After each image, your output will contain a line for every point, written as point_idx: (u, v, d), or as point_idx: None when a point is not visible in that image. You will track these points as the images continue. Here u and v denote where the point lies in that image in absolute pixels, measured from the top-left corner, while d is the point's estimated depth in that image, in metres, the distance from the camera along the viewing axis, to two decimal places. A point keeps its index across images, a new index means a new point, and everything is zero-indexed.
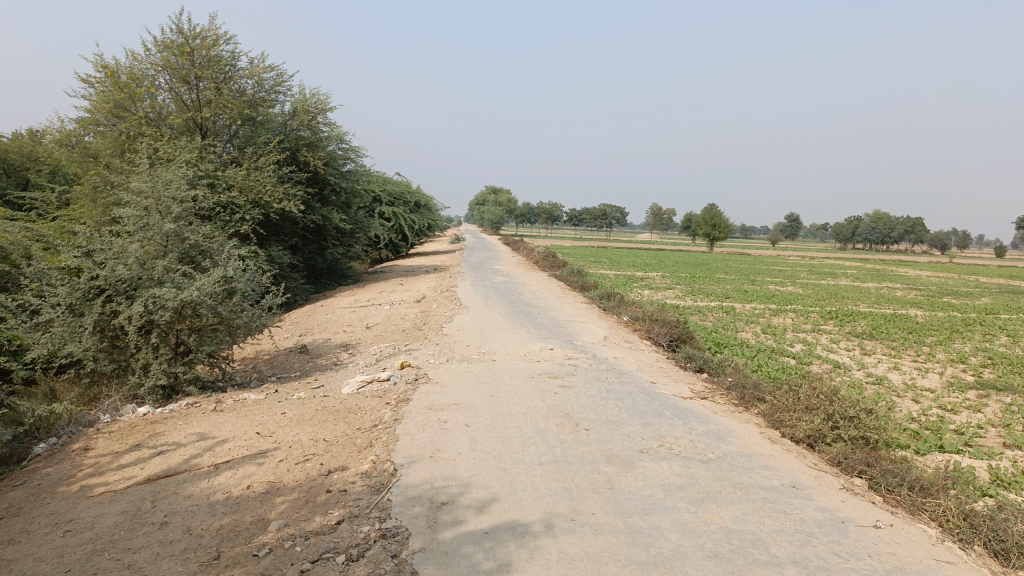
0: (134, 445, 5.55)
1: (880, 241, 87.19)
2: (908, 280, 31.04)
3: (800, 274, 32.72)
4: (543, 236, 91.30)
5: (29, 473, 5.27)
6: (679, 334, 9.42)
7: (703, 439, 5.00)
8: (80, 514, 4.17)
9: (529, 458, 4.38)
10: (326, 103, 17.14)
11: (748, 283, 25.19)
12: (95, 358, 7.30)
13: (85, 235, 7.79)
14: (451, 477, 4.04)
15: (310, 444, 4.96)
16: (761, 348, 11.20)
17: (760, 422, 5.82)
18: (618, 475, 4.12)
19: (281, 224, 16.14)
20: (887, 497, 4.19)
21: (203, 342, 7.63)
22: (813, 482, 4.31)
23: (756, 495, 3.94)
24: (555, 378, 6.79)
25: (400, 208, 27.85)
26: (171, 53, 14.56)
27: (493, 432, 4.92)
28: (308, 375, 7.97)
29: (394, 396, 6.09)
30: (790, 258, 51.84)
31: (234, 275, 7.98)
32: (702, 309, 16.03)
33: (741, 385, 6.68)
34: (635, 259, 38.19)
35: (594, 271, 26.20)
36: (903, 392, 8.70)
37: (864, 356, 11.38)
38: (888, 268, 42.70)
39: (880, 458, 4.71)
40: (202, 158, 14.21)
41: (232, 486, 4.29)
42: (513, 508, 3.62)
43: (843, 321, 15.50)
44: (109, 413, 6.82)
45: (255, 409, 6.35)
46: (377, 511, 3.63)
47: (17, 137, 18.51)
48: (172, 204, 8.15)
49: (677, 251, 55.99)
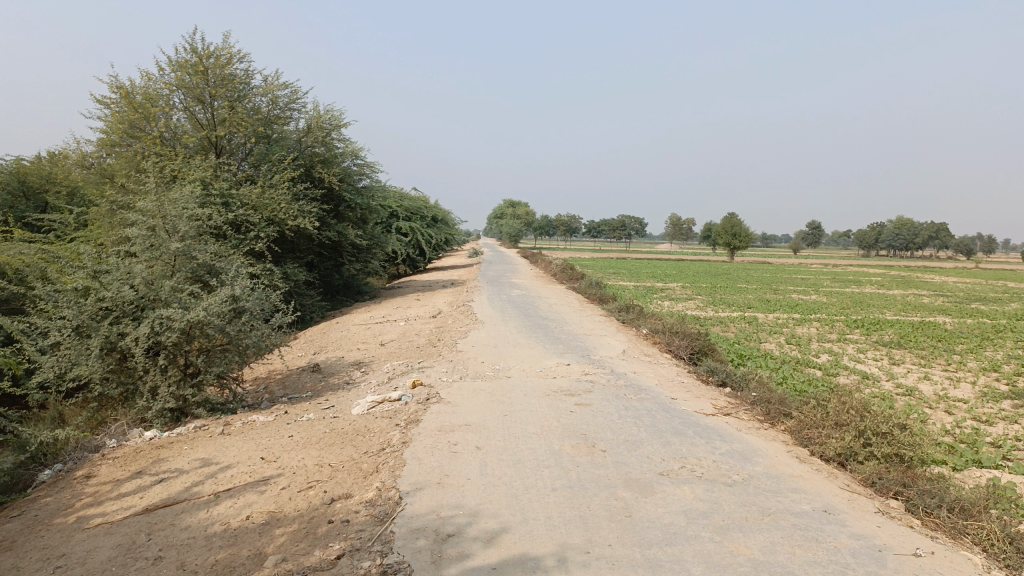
0: (136, 472, 5.37)
1: (904, 246, 86.05)
2: (935, 287, 30.61)
3: (825, 282, 32.19)
4: (562, 249, 91.08)
5: (29, 502, 5.10)
6: (700, 346, 9.15)
7: (726, 460, 4.74)
8: (73, 548, 3.99)
9: (542, 483, 4.15)
10: (340, 119, 17.07)
11: (770, 292, 24.74)
12: (103, 381, 7.14)
13: (92, 256, 7.68)
14: (458, 506, 3.81)
15: (315, 469, 4.75)
16: (785, 359, 10.89)
17: (787, 440, 5.55)
18: (637, 501, 3.87)
19: (297, 241, 16.04)
20: (925, 521, 3.91)
21: (212, 363, 7.46)
22: (846, 506, 4.04)
23: (784, 522, 3.68)
24: (572, 396, 6.55)
25: (417, 223, 27.71)
26: (185, 72, 14.53)
27: (504, 455, 4.69)
28: (320, 394, 7.79)
29: (404, 417, 5.88)
30: (813, 266, 51.21)
31: (242, 293, 7.81)
32: (724, 320, 15.71)
33: (766, 400, 6.41)
34: (656, 270, 37.84)
35: (613, 283, 25.90)
36: (935, 404, 8.39)
37: (893, 366, 11.03)
38: (913, 275, 42.01)
39: (917, 478, 4.41)
40: (215, 176, 14.15)
41: (231, 517, 4.09)
42: (523, 540, 3.38)
43: (870, 329, 15.12)
44: (116, 438, 6.66)
45: (262, 432, 6.17)
46: (380, 544, 3.41)
47: (38, 160, 18.56)
48: (179, 223, 8.05)
49: (698, 262, 55.58)
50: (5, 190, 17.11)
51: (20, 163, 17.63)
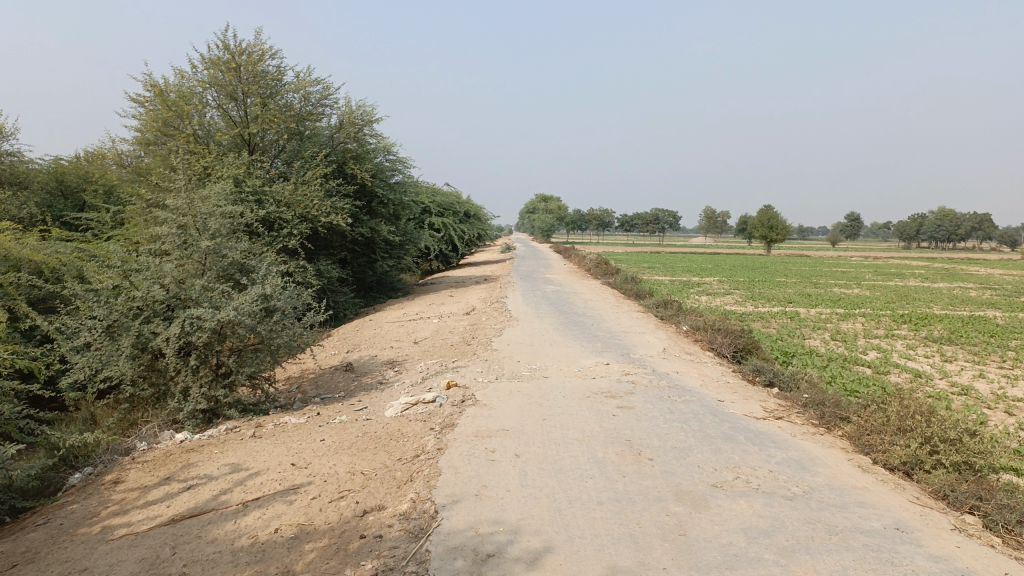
0: (165, 478, 5.21)
1: (946, 238, 83.98)
2: (981, 279, 29.87)
3: (867, 275, 31.40)
4: (595, 244, 90.33)
5: (55, 510, 4.94)
6: (743, 344, 8.81)
7: (784, 469, 4.42)
8: (95, 562, 3.81)
9: (587, 495, 3.88)
10: (372, 114, 16.85)
11: (809, 286, 24.09)
12: (133, 383, 6.99)
13: (123, 255, 7.56)
14: (498, 522, 3.56)
15: (346, 478, 4.53)
16: (832, 356, 10.49)
17: (846, 446, 5.21)
18: (690, 517, 3.58)
19: (330, 238, 15.92)
20: (1007, 539, 3.56)
21: (243, 363, 7.29)
22: (919, 522, 3.71)
23: (855, 542, 3.37)
24: (613, 398, 6.26)
25: (449, 219, 27.51)
26: (218, 70, 14.41)
27: (545, 464, 4.43)
28: (353, 394, 7.60)
29: (438, 421, 5.65)
30: (851, 259, 50.09)
31: (273, 292, 7.61)
32: (765, 316, 15.26)
33: (819, 402, 6.07)
34: (692, 264, 37.20)
35: (648, 278, 25.49)
36: (994, 404, 7.98)
37: (945, 363, 10.58)
38: (956, 267, 40.88)
39: (994, 490, 4.06)
40: (249, 173, 14.09)
41: (258, 530, 3.88)
42: (570, 561, 3.12)
43: (918, 324, 14.59)
44: (147, 440, 6.51)
45: (294, 435, 5.98)
46: (414, 564, 3.17)
47: (75, 159, 18.58)
48: (210, 221, 7.92)
49: (732, 255, 54.75)
50: (44, 188, 17.10)
51: (58, 162, 17.64)
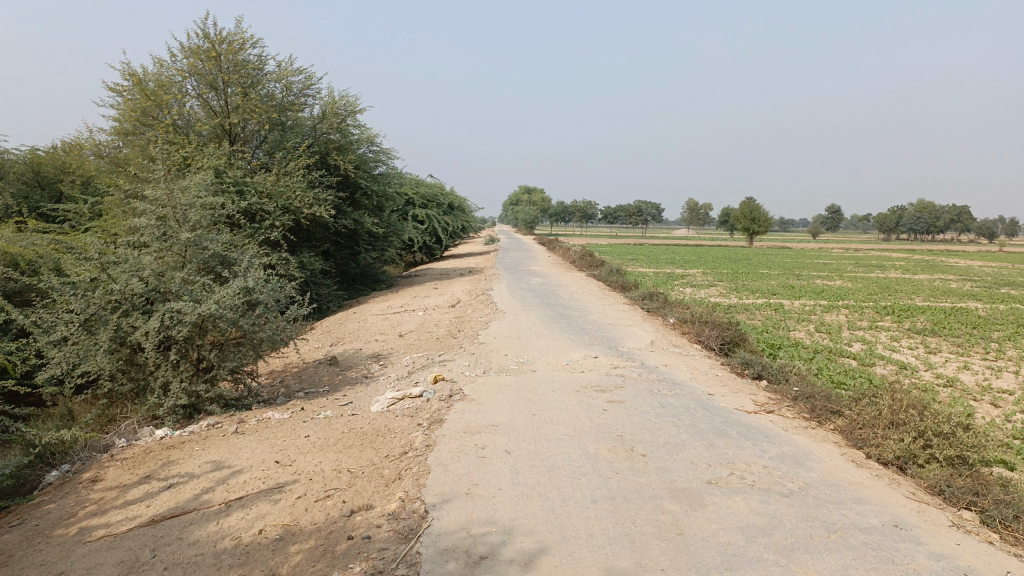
0: (145, 476, 5.06)
1: (926, 231, 84.73)
2: (959, 270, 30.29)
3: (848, 267, 31.59)
4: (578, 237, 90.36)
5: (31, 509, 4.79)
6: (731, 336, 8.74)
7: (778, 465, 4.36)
8: (73, 565, 3.68)
9: (581, 493, 3.80)
10: (356, 105, 16.66)
11: (792, 278, 24.17)
12: (112, 378, 6.82)
13: (101, 247, 7.37)
14: (490, 522, 3.47)
15: (332, 476, 4.42)
16: (818, 348, 10.46)
17: (838, 439, 5.16)
18: (687, 515, 3.51)
19: (313, 230, 15.72)
20: (1006, 535, 3.50)
21: (225, 358, 7.14)
22: (918, 519, 3.65)
23: (854, 540, 3.31)
24: (602, 392, 6.17)
25: (433, 211, 27.33)
26: (197, 58, 14.19)
27: (537, 461, 4.34)
28: (337, 389, 7.47)
29: (426, 416, 5.55)
30: (833, 250, 50.42)
31: (255, 285, 7.46)
32: (750, 308, 15.24)
33: (810, 396, 6.01)
34: (675, 256, 37.26)
35: (633, 270, 25.44)
36: (980, 395, 7.97)
37: (930, 354, 10.58)
38: (935, 259, 41.23)
39: (990, 484, 4.01)
40: (230, 164, 13.91)
41: (242, 531, 3.76)
42: (566, 563, 3.03)
43: (901, 316, 14.64)
44: (125, 436, 6.36)
45: (278, 431, 5.85)
46: (404, 566, 3.07)
47: (52, 149, 18.25)
48: (190, 212, 7.73)
49: (715, 247, 54.93)
50: (20, 179, 16.77)
51: (34, 153, 17.31)
